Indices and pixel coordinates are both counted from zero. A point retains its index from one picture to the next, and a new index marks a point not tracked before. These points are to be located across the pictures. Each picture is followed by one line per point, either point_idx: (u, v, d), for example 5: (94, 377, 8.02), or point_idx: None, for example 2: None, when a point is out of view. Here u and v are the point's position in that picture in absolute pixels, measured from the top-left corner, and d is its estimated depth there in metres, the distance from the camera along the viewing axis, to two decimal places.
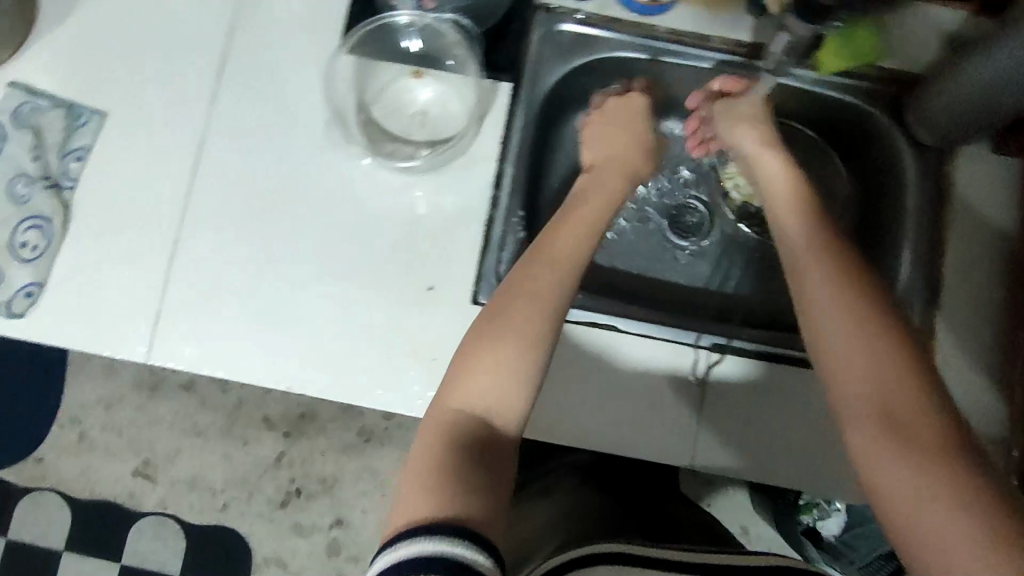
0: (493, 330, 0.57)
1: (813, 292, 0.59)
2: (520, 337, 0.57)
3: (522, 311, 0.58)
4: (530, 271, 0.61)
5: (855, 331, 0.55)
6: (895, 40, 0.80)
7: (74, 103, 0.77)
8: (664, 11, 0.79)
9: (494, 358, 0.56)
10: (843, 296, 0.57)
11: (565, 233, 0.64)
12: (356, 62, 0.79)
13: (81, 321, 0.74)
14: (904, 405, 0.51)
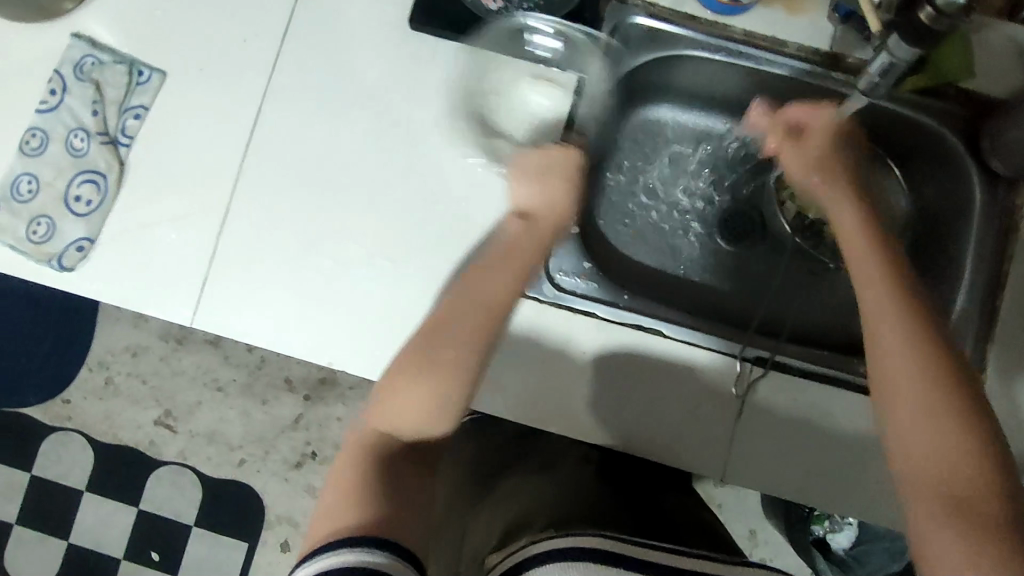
0: (432, 351, 0.60)
1: (877, 330, 0.57)
2: (455, 359, 0.59)
3: (453, 339, 0.60)
4: (483, 296, 0.61)
5: (913, 386, 0.54)
6: (978, 59, 0.77)
7: (137, 61, 0.77)
8: (741, 12, 0.77)
9: (411, 388, 0.59)
10: (907, 338, 0.55)
11: (492, 267, 0.62)
12: (419, 40, 0.78)
13: (127, 276, 0.75)
14: (961, 471, 0.51)
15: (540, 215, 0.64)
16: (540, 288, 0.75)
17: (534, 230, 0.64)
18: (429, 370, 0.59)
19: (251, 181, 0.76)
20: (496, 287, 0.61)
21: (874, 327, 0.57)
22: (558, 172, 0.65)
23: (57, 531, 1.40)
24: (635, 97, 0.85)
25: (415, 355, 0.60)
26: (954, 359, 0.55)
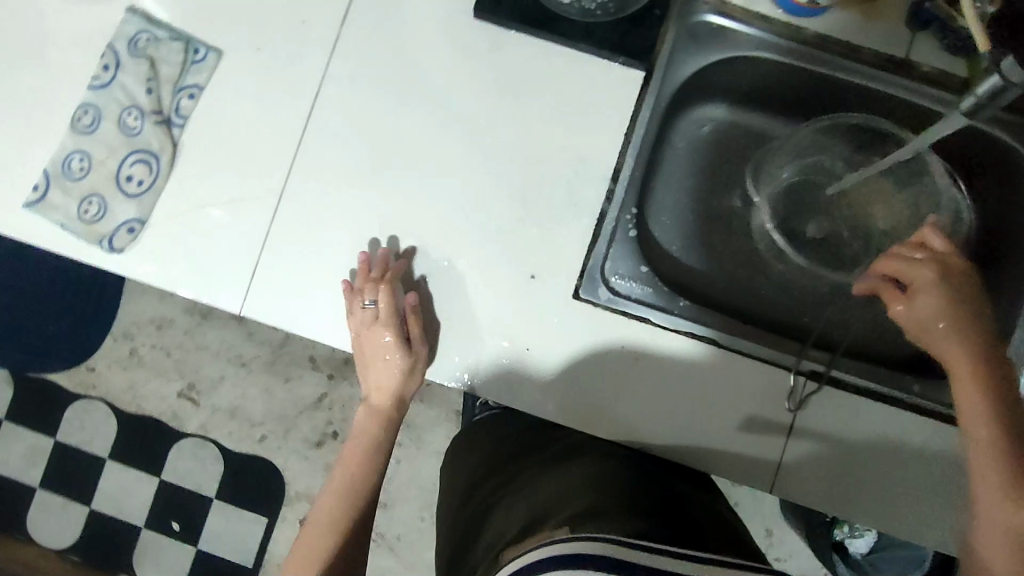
0: (312, 524, 0.74)
1: (980, 453, 0.57)
2: (328, 504, 0.76)
3: (333, 483, 0.78)
4: (372, 438, 0.80)
5: (1005, 515, 0.55)
6: None
7: (192, 40, 0.75)
8: (819, 14, 0.74)
9: (326, 513, 0.75)
10: (996, 455, 0.56)
11: (363, 423, 0.80)
12: (481, 28, 0.75)
13: (175, 258, 0.74)
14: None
15: (376, 377, 0.76)
16: (594, 292, 0.73)
17: (375, 412, 0.80)
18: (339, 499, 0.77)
19: (303, 167, 0.74)
20: (371, 424, 0.80)
21: (972, 442, 0.58)
22: (377, 358, 0.74)
23: (78, 497, 1.41)
24: (697, 95, 0.82)
25: (338, 488, 0.77)
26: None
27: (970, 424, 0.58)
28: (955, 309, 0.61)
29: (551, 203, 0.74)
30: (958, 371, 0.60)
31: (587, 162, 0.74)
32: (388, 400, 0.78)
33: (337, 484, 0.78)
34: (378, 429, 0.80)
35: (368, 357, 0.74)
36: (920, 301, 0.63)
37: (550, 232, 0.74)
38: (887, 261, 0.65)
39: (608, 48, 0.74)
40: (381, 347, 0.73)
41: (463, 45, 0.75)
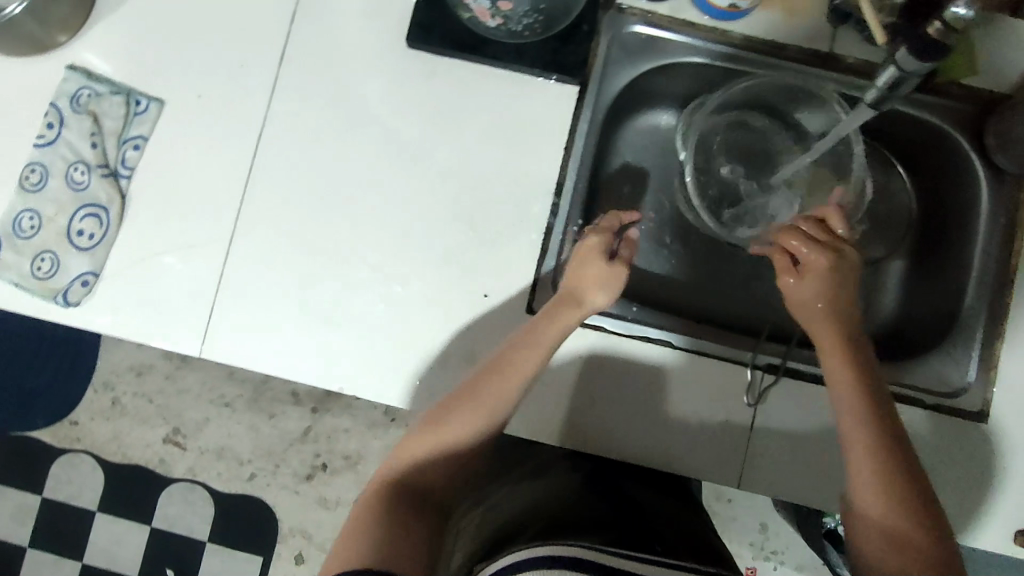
0: (453, 418, 0.66)
1: (843, 399, 0.64)
2: (472, 419, 0.66)
3: (484, 399, 0.66)
4: (511, 363, 0.67)
5: (866, 449, 0.61)
6: (989, 55, 0.76)
7: (133, 91, 0.76)
8: (739, 17, 0.76)
9: (457, 428, 0.66)
10: (855, 399, 0.63)
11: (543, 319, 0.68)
12: (416, 56, 0.77)
13: (133, 307, 0.74)
14: (897, 512, 0.59)
15: (576, 313, 0.68)
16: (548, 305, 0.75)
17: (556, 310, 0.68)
18: (477, 418, 0.66)
19: (255, 207, 0.76)
20: (526, 363, 0.67)
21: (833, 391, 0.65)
22: (601, 273, 0.70)
23: (71, 552, 1.40)
24: (635, 104, 0.84)
25: (453, 401, 0.67)
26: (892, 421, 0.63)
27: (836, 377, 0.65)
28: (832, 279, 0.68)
29: (499, 221, 0.75)
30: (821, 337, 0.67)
31: (530, 179, 0.75)
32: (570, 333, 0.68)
33: (482, 399, 0.66)
34: (522, 370, 0.67)
35: (579, 273, 0.70)
36: (808, 279, 0.69)
37: (502, 249, 0.75)
38: (784, 239, 0.71)
39: (540, 66, 0.75)
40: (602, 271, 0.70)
41: (401, 74, 0.77)
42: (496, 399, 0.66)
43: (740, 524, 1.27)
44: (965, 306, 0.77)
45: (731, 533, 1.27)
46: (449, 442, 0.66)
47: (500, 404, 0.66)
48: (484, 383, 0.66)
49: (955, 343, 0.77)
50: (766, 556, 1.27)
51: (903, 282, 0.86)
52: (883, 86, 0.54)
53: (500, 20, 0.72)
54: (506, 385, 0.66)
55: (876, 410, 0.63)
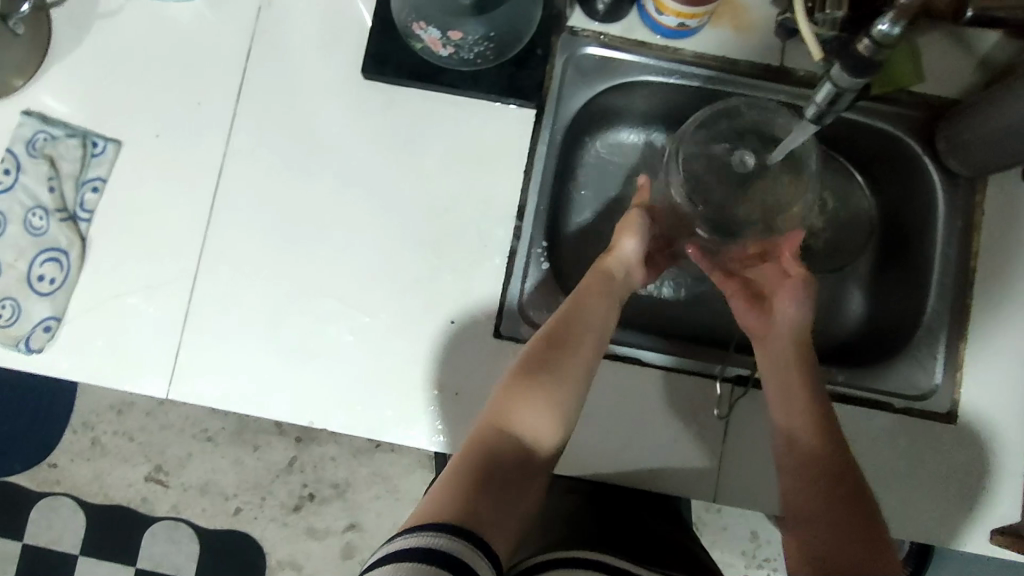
0: (540, 381, 0.61)
1: (780, 398, 0.67)
2: (557, 385, 0.61)
3: (568, 375, 0.62)
4: (570, 338, 0.64)
5: (795, 443, 0.64)
6: (931, 62, 0.78)
7: (91, 134, 0.76)
8: (687, 36, 0.77)
9: (545, 392, 0.60)
10: (793, 398, 0.66)
11: (586, 288, 0.69)
12: (374, 87, 0.77)
13: (99, 350, 0.74)
14: (822, 501, 0.60)
15: (615, 259, 0.73)
16: (514, 328, 0.75)
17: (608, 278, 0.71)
18: (563, 387, 0.61)
19: (219, 243, 0.75)
20: (581, 331, 0.65)
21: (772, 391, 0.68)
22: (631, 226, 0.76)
23: None
24: (595, 124, 0.85)
25: (529, 366, 0.62)
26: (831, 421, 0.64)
27: (776, 376, 0.68)
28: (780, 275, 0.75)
29: (463, 247, 0.75)
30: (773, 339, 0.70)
31: (493, 203, 0.76)
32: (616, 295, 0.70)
33: (565, 370, 0.62)
34: (581, 344, 0.64)
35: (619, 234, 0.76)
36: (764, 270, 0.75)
37: (467, 274, 0.75)
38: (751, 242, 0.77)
39: (496, 92, 0.76)
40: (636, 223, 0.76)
41: (359, 105, 0.77)
42: (570, 361, 0.63)
43: (732, 534, 1.25)
44: (927, 310, 0.78)
45: (723, 543, 1.25)
46: (540, 408, 0.59)
47: (574, 370, 0.62)
48: (562, 345, 0.63)
49: (921, 347, 0.77)
50: (760, 564, 1.25)
51: (870, 288, 0.87)
52: (821, 103, 0.54)
53: (452, 49, 0.73)
54: (578, 348, 0.64)
55: (813, 409, 0.65)
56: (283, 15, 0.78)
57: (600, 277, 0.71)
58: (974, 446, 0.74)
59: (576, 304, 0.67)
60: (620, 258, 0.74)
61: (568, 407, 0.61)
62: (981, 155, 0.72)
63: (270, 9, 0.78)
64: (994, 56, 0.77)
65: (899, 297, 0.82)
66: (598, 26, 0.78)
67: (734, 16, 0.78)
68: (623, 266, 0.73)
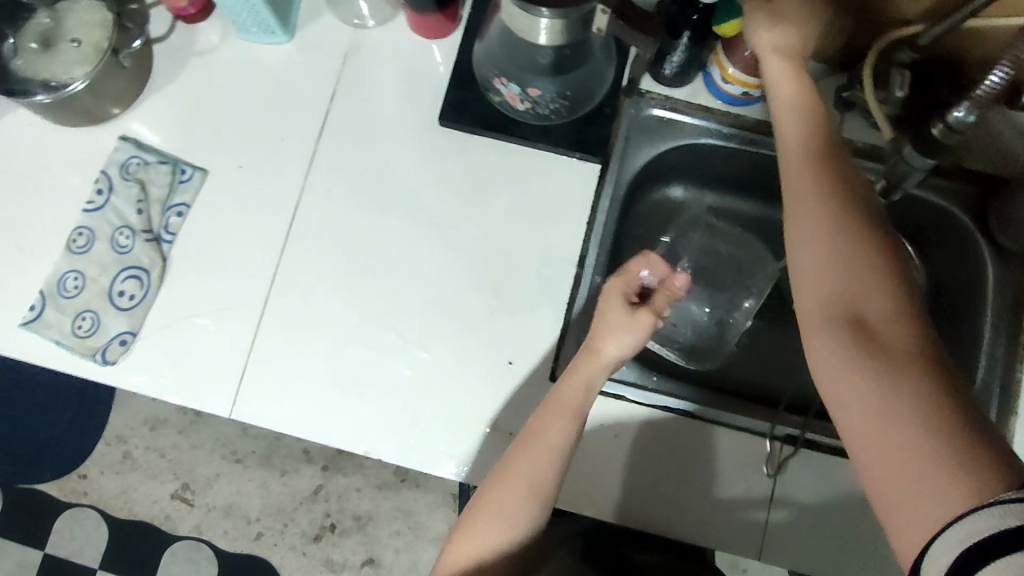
0: (480, 529, 0.63)
1: (816, 237, 0.56)
2: (506, 523, 0.63)
3: (505, 514, 0.63)
4: (523, 482, 0.64)
5: (864, 285, 0.52)
6: (987, 140, 0.80)
7: (180, 161, 0.81)
8: (750, 103, 0.81)
9: (489, 539, 0.63)
10: (827, 229, 0.55)
11: (556, 399, 0.66)
12: (449, 134, 0.82)
13: (166, 367, 0.77)
14: (912, 368, 0.48)
15: (594, 369, 0.66)
16: None
17: (576, 396, 0.66)
18: (504, 529, 0.63)
19: (290, 273, 0.79)
20: (535, 470, 0.64)
21: (797, 239, 0.57)
22: (623, 330, 0.66)
23: None
24: (654, 179, 0.88)
25: (484, 500, 0.64)
26: (883, 247, 0.54)
27: (805, 204, 0.57)
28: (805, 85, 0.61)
29: (523, 290, 0.78)
30: (801, 213, 0.57)
31: (555, 250, 0.79)
32: (579, 414, 0.66)
33: (504, 513, 0.63)
34: (535, 468, 0.64)
35: (599, 340, 0.66)
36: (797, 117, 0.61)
37: (526, 317, 0.78)
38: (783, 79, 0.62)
39: (566, 144, 0.80)
40: (625, 324, 0.66)
41: (432, 150, 0.81)
42: (513, 503, 0.63)
43: None
44: (976, 381, 0.79)
45: None
46: (491, 549, 0.63)
47: (515, 511, 0.63)
48: (507, 487, 0.64)
49: None
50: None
51: None
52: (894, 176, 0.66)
53: (529, 105, 0.76)
54: (525, 487, 0.64)
55: (885, 270, 0.53)
56: (367, 62, 0.83)
57: (580, 389, 0.66)
58: None
59: (531, 435, 0.65)
60: (604, 367, 0.66)
61: (516, 541, 0.64)
62: None
63: (356, 56, 0.83)
64: None
65: (947, 367, 0.83)
66: (664, 89, 0.82)
67: None
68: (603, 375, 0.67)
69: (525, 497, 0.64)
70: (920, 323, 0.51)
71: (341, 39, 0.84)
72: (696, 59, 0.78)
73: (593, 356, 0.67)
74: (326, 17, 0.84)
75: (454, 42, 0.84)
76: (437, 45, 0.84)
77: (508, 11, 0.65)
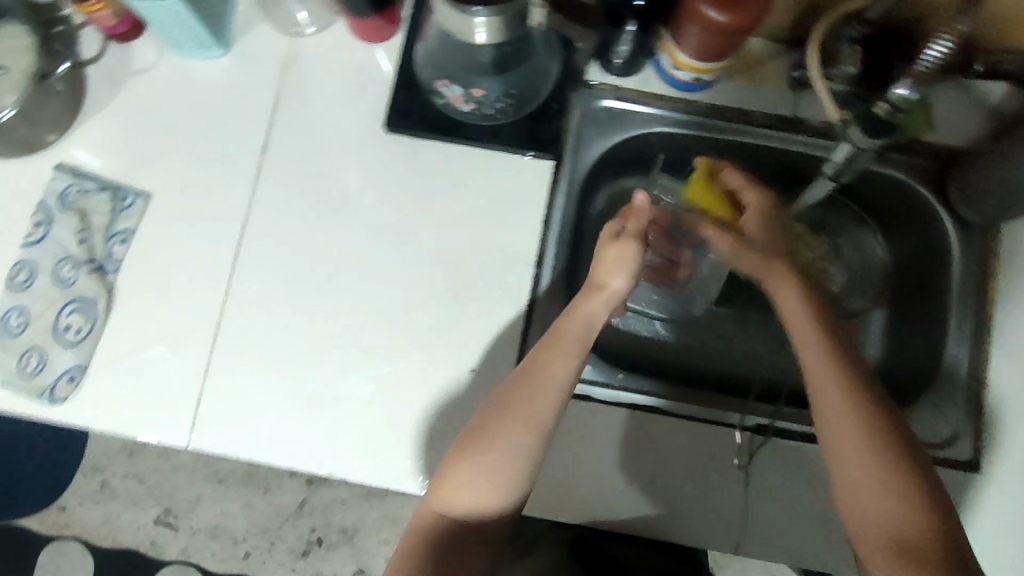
0: (476, 456, 0.65)
1: (850, 458, 0.61)
2: (503, 454, 0.65)
3: (501, 442, 0.65)
4: (522, 410, 0.65)
5: (891, 502, 0.59)
6: (942, 110, 0.80)
7: (121, 186, 0.78)
8: (704, 89, 0.79)
9: (484, 469, 0.64)
10: (861, 435, 0.61)
11: (557, 335, 0.68)
12: (397, 140, 0.79)
13: (120, 401, 0.74)
14: (931, 544, 0.58)
15: (595, 302, 0.69)
16: None
17: (577, 331, 0.68)
18: (499, 459, 0.65)
19: (242, 294, 0.77)
20: (533, 402, 0.66)
21: (824, 418, 0.62)
22: (620, 263, 0.69)
23: None
24: (610, 172, 0.86)
25: (477, 433, 0.66)
26: (884, 406, 0.62)
27: (819, 387, 0.63)
28: (725, 54, 0.71)
29: (482, 296, 0.77)
30: (823, 404, 0.62)
31: (512, 252, 0.77)
32: (579, 349, 0.68)
33: (500, 442, 0.65)
34: (536, 406, 0.66)
35: (602, 272, 0.70)
36: (786, 295, 0.68)
37: (487, 323, 0.76)
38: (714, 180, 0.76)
39: (517, 144, 0.78)
40: (619, 256, 0.69)
41: (382, 158, 0.79)
42: (510, 430, 0.65)
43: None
44: (947, 357, 0.78)
45: None
46: (481, 496, 0.65)
47: (508, 438, 0.65)
48: (506, 414, 0.65)
49: (942, 395, 0.78)
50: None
51: (886, 332, 0.88)
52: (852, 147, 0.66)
53: (474, 106, 0.74)
54: (523, 416, 0.65)
55: (875, 424, 0.61)
56: (308, 72, 0.81)
57: (581, 322, 0.69)
58: (998, 500, 0.74)
59: (532, 368, 0.67)
60: (607, 298, 0.69)
61: (511, 473, 0.65)
62: (994, 205, 0.74)
63: (296, 66, 0.81)
64: (1001, 106, 0.79)
65: (919, 344, 0.82)
66: (615, 79, 0.81)
67: (745, 70, 0.80)
68: (604, 307, 0.70)
69: (516, 432, 0.65)
70: (927, 507, 0.59)
71: (279, 49, 0.81)
72: (645, 46, 0.75)
73: (599, 290, 0.70)
74: (263, 27, 0.81)
75: (397, 44, 0.81)
76: (380, 48, 0.81)
77: (442, 13, 0.62)
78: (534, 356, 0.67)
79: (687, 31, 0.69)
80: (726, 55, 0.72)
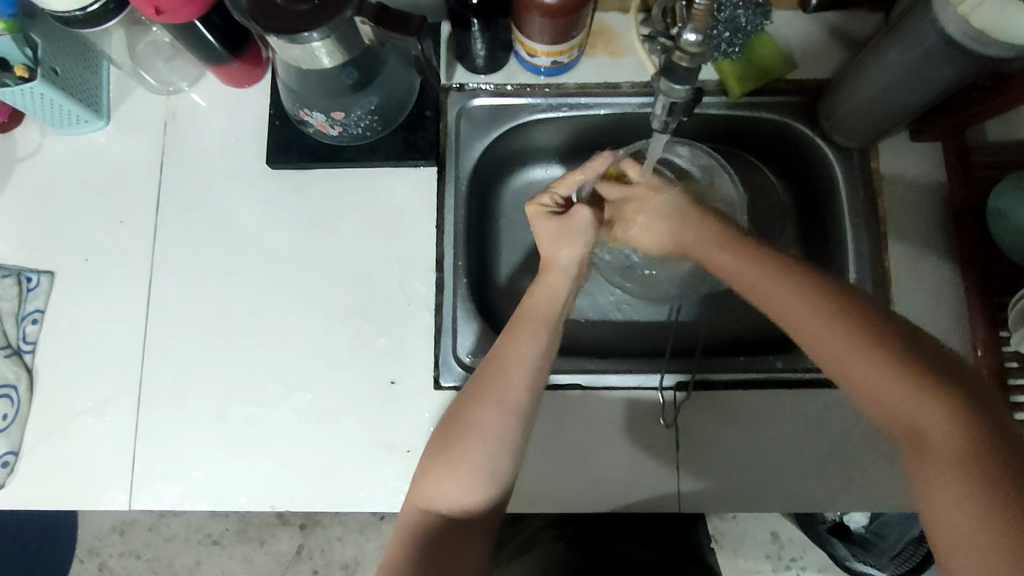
0: (462, 447, 0.60)
1: (840, 355, 0.56)
2: (480, 442, 0.60)
3: (487, 426, 0.61)
4: (500, 391, 0.62)
5: (905, 384, 0.53)
6: (799, 48, 0.82)
7: (23, 269, 0.79)
8: (566, 70, 0.82)
9: (470, 454, 0.60)
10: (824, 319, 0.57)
11: (528, 304, 0.66)
12: (284, 174, 0.82)
13: (56, 478, 0.76)
14: (949, 431, 0.52)
15: (556, 279, 0.68)
16: (452, 375, 0.77)
17: (537, 311, 0.66)
18: (489, 442, 0.60)
19: (160, 349, 0.78)
20: (511, 376, 0.62)
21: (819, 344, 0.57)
22: (574, 230, 0.68)
23: None
24: (500, 166, 0.88)
25: (448, 433, 0.61)
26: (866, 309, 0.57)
27: (806, 325, 0.57)
28: (565, 38, 0.74)
29: (390, 308, 0.79)
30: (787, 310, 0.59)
31: (412, 259, 0.80)
32: (547, 323, 0.65)
33: (487, 428, 0.61)
34: (507, 385, 0.62)
35: (557, 245, 0.68)
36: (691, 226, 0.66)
37: (398, 332, 0.78)
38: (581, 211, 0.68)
39: (396, 156, 0.80)
40: (575, 229, 0.68)
41: (273, 195, 0.82)
42: (492, 412, 0.61)
43: (751, 539, 1.17)
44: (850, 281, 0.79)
45: (747, 551, 1.16)
46: (453, 492, 0.60)
47: (494, 420, 0.61)
48: (482, 392, 0.62)
49: None
50: (787, 566, 1.17)
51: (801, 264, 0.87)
52: (660, 111, 0.60)
53: (340, 128, 0.77)
54: (505, 396, 0.62)
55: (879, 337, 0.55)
56: (189, 125, 0.83)
57: (552, 280, 0.68)
58: None
59: (503, 348, 0.63)
60: (562, 270, 0.68)
61: (501, 457, 0.61)
62: (858, 128, 0.76)
63: (174, 122, 0.83)
64: (857, 32, 0.82)
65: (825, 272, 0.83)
66: (483, 77, 0.83)
67: (607, 43, 0.83)
68: (568, 286, 0.68)
69: (486, 415, 0.61)
70: (928, 379, 0.53)
71: (156, 109, 0.83)
72: (498, 41, 0.78)
73: (551, 268, 0.68)
74: (136, 92, 0.84)
75: (268, 84, 0.84)
76: (252, 89, 0.84)
77: (280, 46, 0.64)
78: (503, 336, 0.65)
79: (524, 20, 0.72)
80: (574, 32, 0.74)
